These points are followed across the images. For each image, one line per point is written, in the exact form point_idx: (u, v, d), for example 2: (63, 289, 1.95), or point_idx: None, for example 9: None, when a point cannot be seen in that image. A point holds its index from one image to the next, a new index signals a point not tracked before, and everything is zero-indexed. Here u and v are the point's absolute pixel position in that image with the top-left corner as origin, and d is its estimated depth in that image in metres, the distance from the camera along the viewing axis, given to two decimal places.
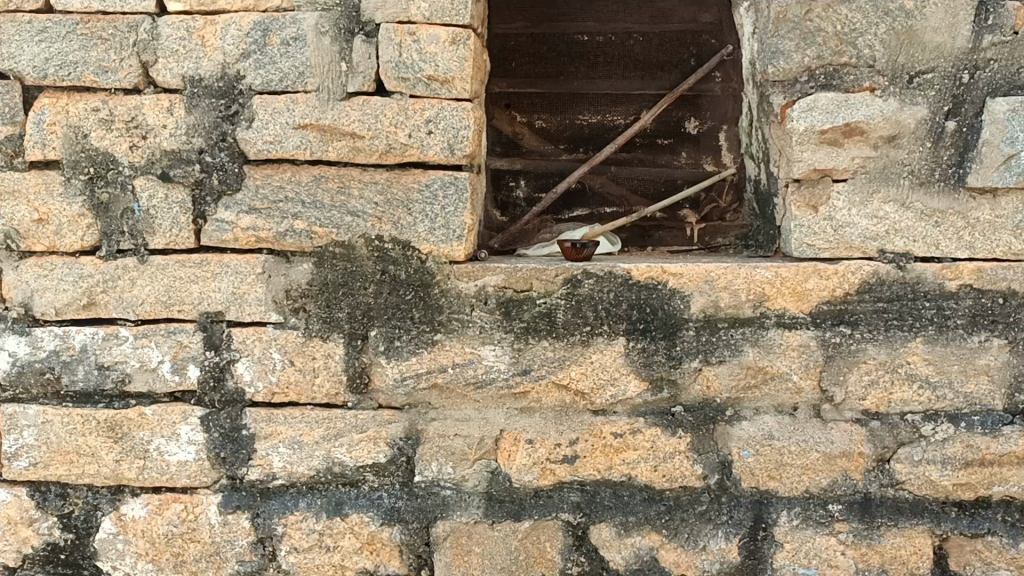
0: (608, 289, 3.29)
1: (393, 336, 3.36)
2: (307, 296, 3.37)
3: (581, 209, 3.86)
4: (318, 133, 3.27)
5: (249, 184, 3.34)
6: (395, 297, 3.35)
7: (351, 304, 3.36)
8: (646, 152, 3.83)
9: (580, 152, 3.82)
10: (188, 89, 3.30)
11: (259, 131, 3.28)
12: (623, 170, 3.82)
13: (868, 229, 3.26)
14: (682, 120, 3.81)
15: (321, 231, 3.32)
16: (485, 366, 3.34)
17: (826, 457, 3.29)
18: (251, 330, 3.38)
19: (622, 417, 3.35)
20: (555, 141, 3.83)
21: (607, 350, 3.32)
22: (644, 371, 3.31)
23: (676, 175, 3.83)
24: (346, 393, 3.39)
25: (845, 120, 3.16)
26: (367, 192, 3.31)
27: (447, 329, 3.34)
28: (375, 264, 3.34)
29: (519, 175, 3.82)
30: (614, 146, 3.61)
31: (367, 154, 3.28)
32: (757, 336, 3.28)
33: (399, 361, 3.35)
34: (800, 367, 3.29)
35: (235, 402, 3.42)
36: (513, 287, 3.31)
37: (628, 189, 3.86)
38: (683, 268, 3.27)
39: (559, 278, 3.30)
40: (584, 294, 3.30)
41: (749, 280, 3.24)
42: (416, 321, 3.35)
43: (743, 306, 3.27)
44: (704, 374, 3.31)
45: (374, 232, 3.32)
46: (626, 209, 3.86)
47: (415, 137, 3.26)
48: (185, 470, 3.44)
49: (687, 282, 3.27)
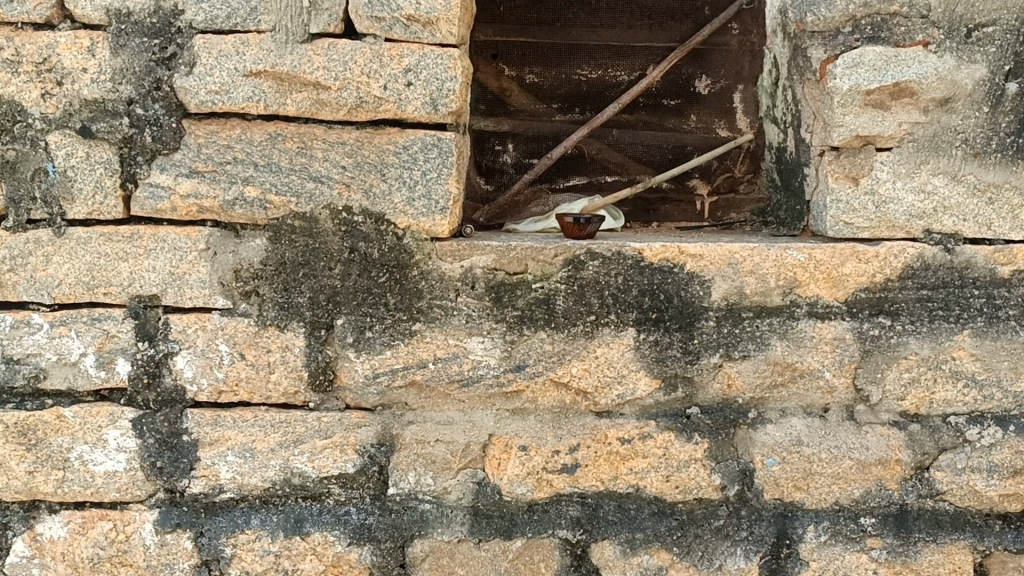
0: (616, 273, 2.84)
1: (364, 325, 2.85)
2: (260, 277, 2.84)
3: (577, 178, 3.36)
4: (274, 82, 2.73)
5: (189, 142, 2.77)
6: (366, 280, 2.84)
7: (313, 288, 2.84)
8: (651, 113, 3.33)
9: (575, 112, 3.30)
10: (114, 25, 2.72)
11: (202, 79, 2.72)
12: (625, 134, 3.32)
13: (914, 205, 2.83)
14: (692, 77, 3.31)
15: (277, 200, 2.79)
16: (472, 361, 2.86)
17: (859, 466, 2.89)
18: (193, 317, 2.84)
19: (630, 420, 2.91)
20: (548, 99, 3.29)
21: (613, 344, 2.86)
22: (657, 368, 2.87)
23: (685, 141, 3.33)
24: (307, 392, 2.88)
25: (894, 79, 2.71)
26: (333, 154, 2.79)
27: (427, 318, 2.84)
28: (341, 240, 2.82)
29: (506, 137, 3.31)
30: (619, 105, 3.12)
31: (334, 109, 2.74)
32: (785, 328, 2.86)
33: (371, 356, 2.85)
34: (834, 364, 2.88)
35: (174, 402, 2.88)
36: (505, 269, 2.84)
37: (631, 156, 3.35)
38: (703, 248, 2.82)
39: (559, 258, 2.83)
40: (587, 279, 2.84)
41: (779, 263, 2.82)
42: (391, 309, 2.84)
43: (771, 294, 2.84)
44: (725, 371, 2.88)
45: (341, 203, 2.80)
46: (628, 178, 3.37)
47: (391, 89, 2.73)
48: (113, 483, 2.90)
49: (708, 265, 2.82)
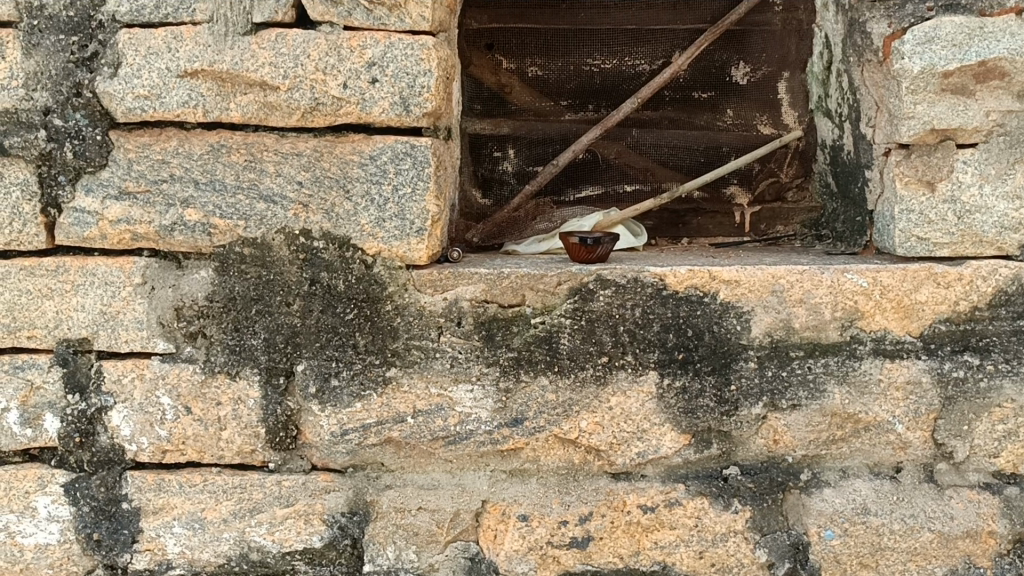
0: (632, 304, 2.33)
1: (328, 372, 2.37)
2: (206, 316, 2.39)
3: (590, 189, 2.81)
4: (213, 82, 2.27)
5: (118, 158, 2.33)
6: (331, 317, 2.37)
7: (269, 327, 2.38)
8: (679, 109, 2.80)
9: (588, 110, 2.80)
10: (26, 20, 2.30)
11: (128, 81, 2.27)
12: (647, 134, 2.78)
13: (1007, 215, 2.25)
14: (727, 64, 2.77)
15: (223, 224, 2.34)
16: (460, 415, 2.36)
17: (942, 539, 2.32)
18: (130, 364, 2.40)
19: (654, 484, 2.39)
20: (554, 95, 2.79)
21: (631, 392, 2.34)
22: (685, 421, 2.35)
23: (719, 141, 2.79)
24: (266, 451, 2.41)
25: (979, 56, 2.13)
26: (287, 168, 2.32)
27: (404, 362, 2.36)
28: (300, 270, 2.36)
29: (506, 142, 2.80)
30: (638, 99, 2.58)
31: (285, 113, 2.28)
32: (845, 370, 2.31)
33: (338, 409, 2.37)
34: (907, 415, 2.32)
35: (112, 464, 2.45)
36: (498, 301, 2.35)
37: (655, 160, 2.80)
38: (739, 272, 2.30)
39: (563, 287, 2.34)
40: (597, 312, 2.34)
41: (835, 290, 2.28)
42: (360, 352, 2.36)
43: (826, 327, 2.30)
44: (770, 424, 2.35)
45: (298, 225, 2.34)
46: (652, 187, 2.82)
47: (352, 87, 2.26)
48: (45, 558, 2.45)
49: (746, 294, 2.30)
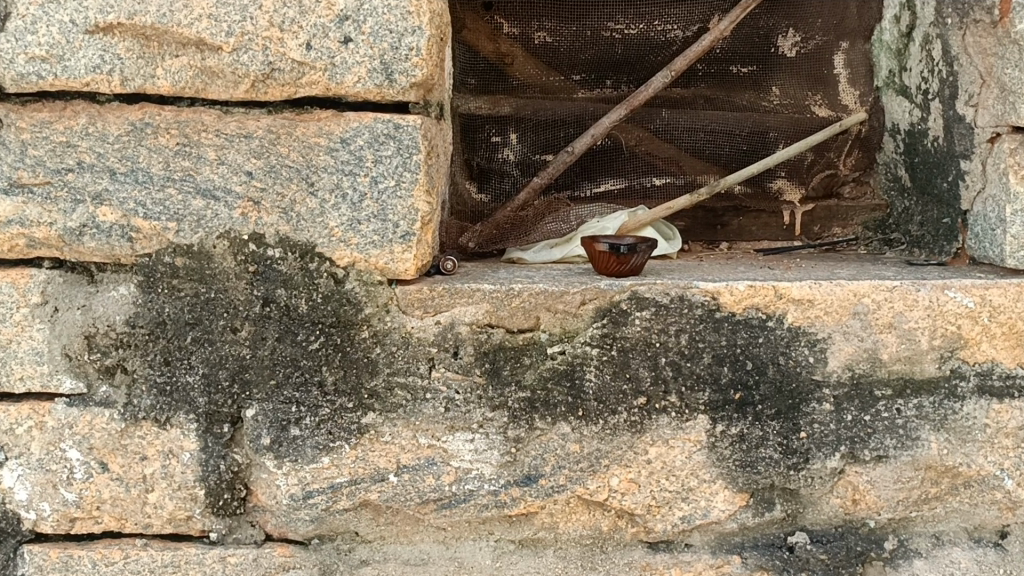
0: (676, 329, 1.84)
1: (286, 419, 1.84)
2: (127, 347, 1.84)
3: (610, 183, 2.30)
4: (134, 41, 1.73)
5: (8, 139, 1.76)
6: (289, 348, 1.83)
7: (209, 361, 1.84)
8: (716, 87, 2.31)
9: (607, 86, 2.32)
10: None
11: (18, 38, 1.71)
12: (679, 115, 2.28)
13: None
14: (774, 32, 2.27)
15: (148, 227, 1.79)
16: (456, 472, 1.85)
17: None
18: (27, 408, 1.84)
19: (701, 555, 1.90)
20: (565, 68, 2.29)
21: (674, 442, 1.85)
22: (742, 478, 1.86)
23: (766, 124, 2.30)
24: (205, 519, 1.88)
25: None
26: (231, 154, 1.78)
27: (385, 406, 1.83)
28: (249, 288, 1.82)
29: (507, 124, 2.29)
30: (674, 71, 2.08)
31: (230, 83, 1.75)
32: (944, 413, 1.84)
33: (299, 466, 1.84)
34: (1018, 468, 1.86)
35: (4, 536, 1.89)
36: (505, 325, 1.84)
37: (688, 149, 2.30)
38: (812, 289, 1.82)
39: (589, 306, 1.84)
40: (632, 339, 1.84)
41: (934, 312, 1.81)
42: (328, 393, 1.84)
43: (921, 359, 1.83)
44: (849, 480, 1.86)
45: (246, 228, 1.80)
46: (683, 181, 2.32)
47: (318, 48, 1.73)
48: None
49: (820, 317, 1.82)
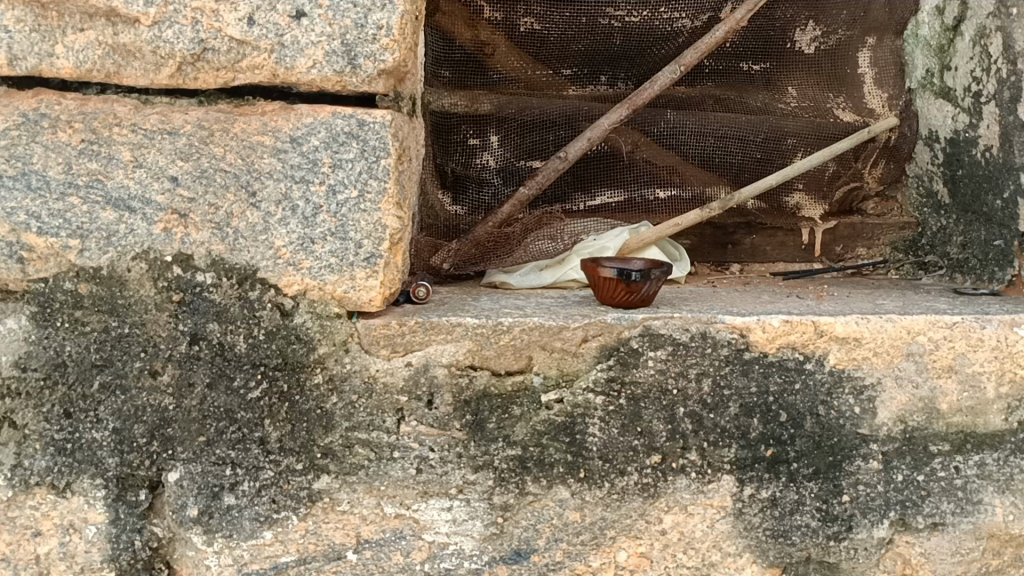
0: (697, 373, 1.53)
1: (218, 485, 1.48)
2: (14, 396, 1.46)
3: (605, 194, 1.98)
4: (26, 9, 1.36)
5: None
6: (223, 396, 1.48)
7: (121, 413, 1.48)
8: (725, 86, 2.02)
9: (600, 82, 2.03)
10: None
11: None
12: (686, 117, 1.97)
13: None
14: (792, 24, 1.97)
15: (43, 246, 1.43)
16: (430, 547, 1.52)
17: None
18: None
19: None
20: (554, 61, 1.98)
21: (694, 508, 1.54)
22: (773, 550, 1.56)
23: (785, 129, 1.99)
24: None
25: None
26: (151, 154, 1.42)
27: (342, 468, 1.49)
28: (172, 322, 1.46)
29: (487, 124, 1.96)
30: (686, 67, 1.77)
31: (150, 66, 1.40)
32: (1010, 473, 1.56)
33: (235, 542, 1.48)
34: None
35: None
36: (490, 367, 1.52)
37: (695, 156, 1.99)
38: (859, 325, 1.53)
39: (592, 345, 1.53)
40: (644, 385, 1.53)
41: (999, 353, 1.54)
42: (271, 452, 1.49)
43: (985, 409, 1.55)
44: (898, 552, 1.57)
45: (170, 248, 1.44)
46: (689, 194, 2.01)
47: (262, 24, 1.38)
48: None
49: (868, 359, 1.53)
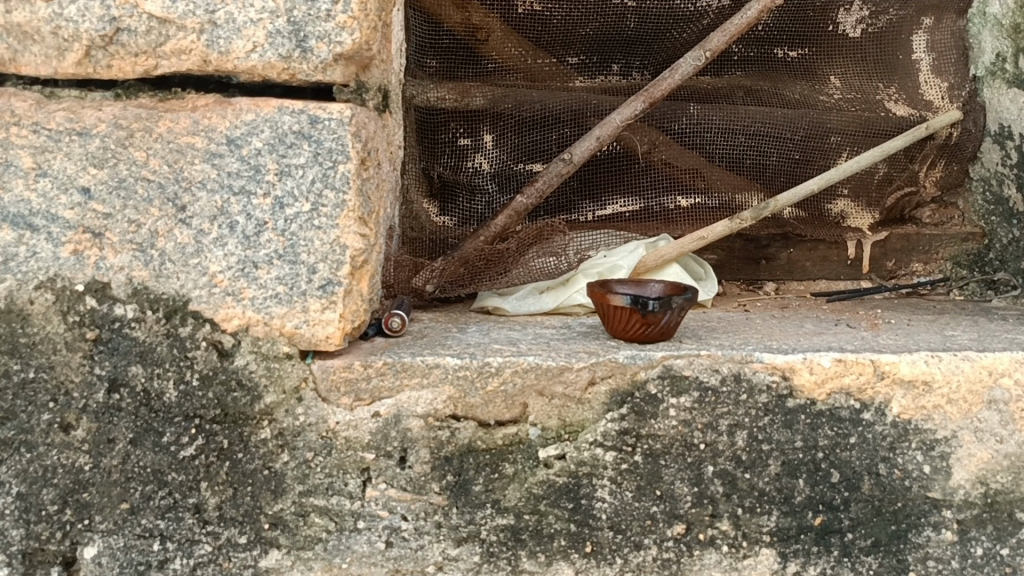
0: (728, 425, 1.26)
1: (143, 563, 1.22)
2: None
3: (618, 202, 1.70)
4: None
5: None
6: (149, 454, 1.21)
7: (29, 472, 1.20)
8: (758, 76, 1.74)
9: (612, 72, 1.75)
10: None
11: None
12: (712, 111, 1.68)
13: None
14: (834, 3, 1.70)
15: None
16: None
17: None
18: None
19: None
20: (559, 48, 1.71)
21: None
22: None
23: (827, 125, 1.70)
24: None
25: None
26: (57, 160, 1.16)
27: (294, 542, 1.23)
28: (87, 364, 1.19)
29: (479, 121, 1.68)
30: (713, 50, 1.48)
31: (52, 51, 1.13)
32: None
33: None
34: None
35: None
36: (477, 418, 1.25)
37: (722, 157, 1.71)
38: (932, 364, 1.24)
39: (600, 389, 1.25)
40: (664, 439, 1.26)
41: None
42: (208, 523, 1.22)
43: None
44: None
45: (81, 275, 1.18)
46: (716, 201, 1.72)
47: None
48: None
49: (941, 407, 1.25)
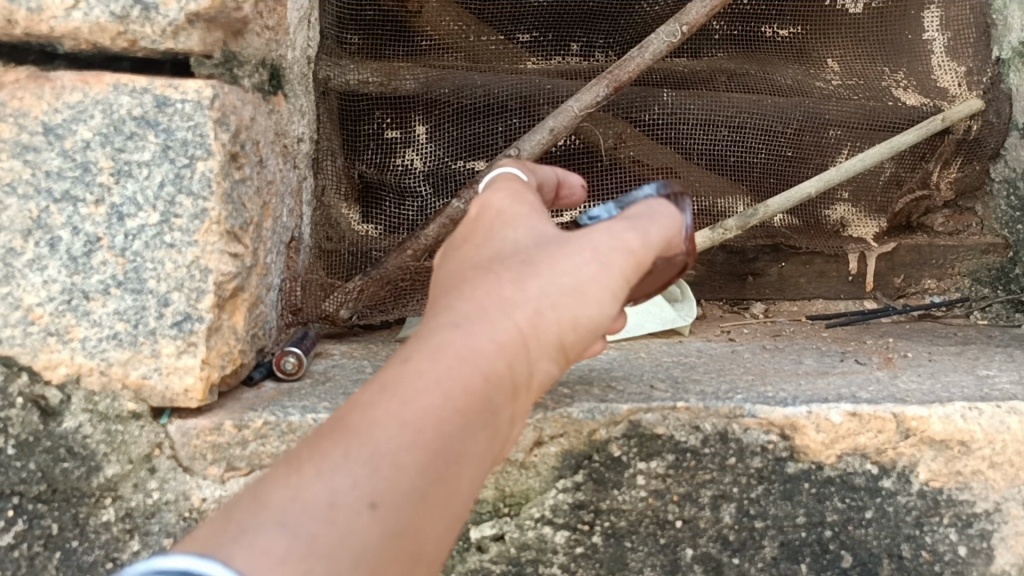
0: (713, 496, 0.98)
1: None
2: None
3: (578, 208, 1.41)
4: None
5: None
6: None
7: None
8: (743, 58, 1.47)
9: (571, 53, 1.46)
10: None
11: None
12: (688, 99, 1.41)
13: None
14: None
15: None
16: None
17: None
18: None
19: None
20: (506, 23, 1.43)
21: None
22: None
23: (823, 115, 1.43)
24: None
25: None
26: None
27: None
28: None
29: (408, 109, 1.40)
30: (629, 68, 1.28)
31: None
32: None
33: None
34: None
35: None
36: None
37: (701, 154, 1.44)
38: (971, 421, 0.96)
39: (549, 451, 0.96)
40: (630, 514, 0.98)
41: None
42: None
43: None
44: None
45: None
46: (694, 206, 1.44)
47: None
48: None
49: (980, 474, 0.98)
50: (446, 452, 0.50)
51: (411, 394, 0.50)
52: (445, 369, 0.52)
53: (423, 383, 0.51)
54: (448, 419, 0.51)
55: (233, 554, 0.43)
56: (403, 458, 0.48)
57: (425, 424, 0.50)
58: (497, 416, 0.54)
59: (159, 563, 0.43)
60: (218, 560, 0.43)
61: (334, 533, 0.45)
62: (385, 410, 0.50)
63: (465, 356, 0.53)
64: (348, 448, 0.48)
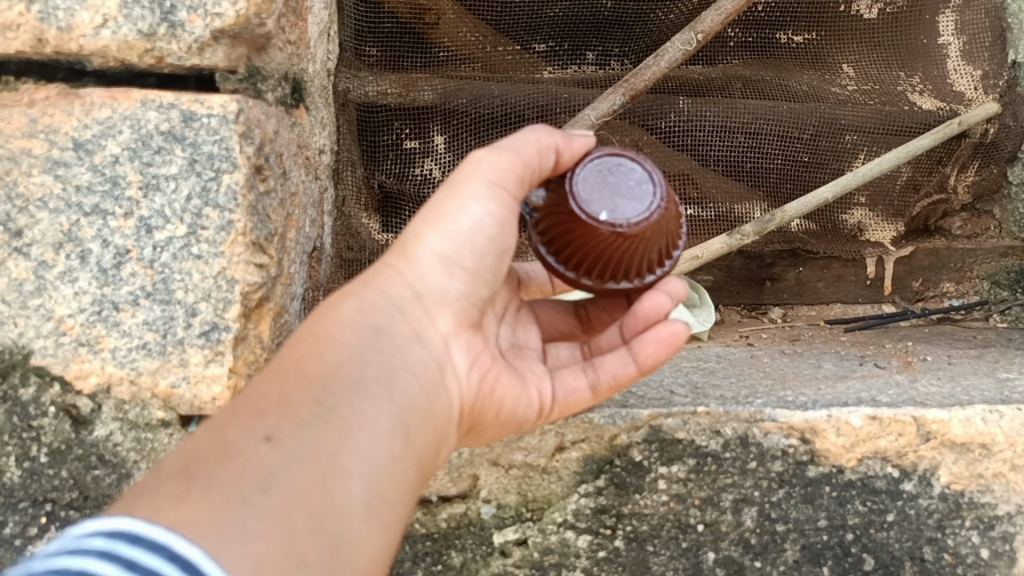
0: (735, 500, 0.99)
1: None
2: None
3: None
4: None
5: None
6: None
7: None
8: (758, 64, 1.49)
9: (586, 61, 1.48)
10: None
11: None
12: (705, 106, 1.42)
13: None
14: None
15: None
16: None
17: None
18: None
19: None
20: (523, 33, 1.44)
21: None
22: None
23: (840, 120, 1.43)
24: None
25: None
26: None
27: None
28: None
29: (427, 120, 1.41)
30: (640, 83, 1.29)
31: None
32: None
33: None
34: None
35: None
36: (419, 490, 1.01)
37: (717, 160, 1.44)
38: (992, 424, 0.97)
39: (571, 456, 0.99)
40: (652, 519, 0.99)
41: None
42: None
43: None
44: None
45: None
46: (711, 212, 1.46)
47: None
48: None
49: (1002, 477, 0.98)
50: (330, 397, 0.60)
51: (282, 364, 0.62)
52: (312, 340, 0.64)
53: (297, 359, 0.62)
54: (321, 368, 0.62)
55: (148, 504, 0.50)
56: (287, 400, 0.59)
57: (305, 382, 0.60)
58: (373, 362, 0.65)
59: (84, 529, 0.48)
60: (132, 511, 0.49)
61: (240, 470, 0.54)
62: (267, 385, 0.60)
63: (335, 332, 0.65)
64: (241, 406, 0.59)
